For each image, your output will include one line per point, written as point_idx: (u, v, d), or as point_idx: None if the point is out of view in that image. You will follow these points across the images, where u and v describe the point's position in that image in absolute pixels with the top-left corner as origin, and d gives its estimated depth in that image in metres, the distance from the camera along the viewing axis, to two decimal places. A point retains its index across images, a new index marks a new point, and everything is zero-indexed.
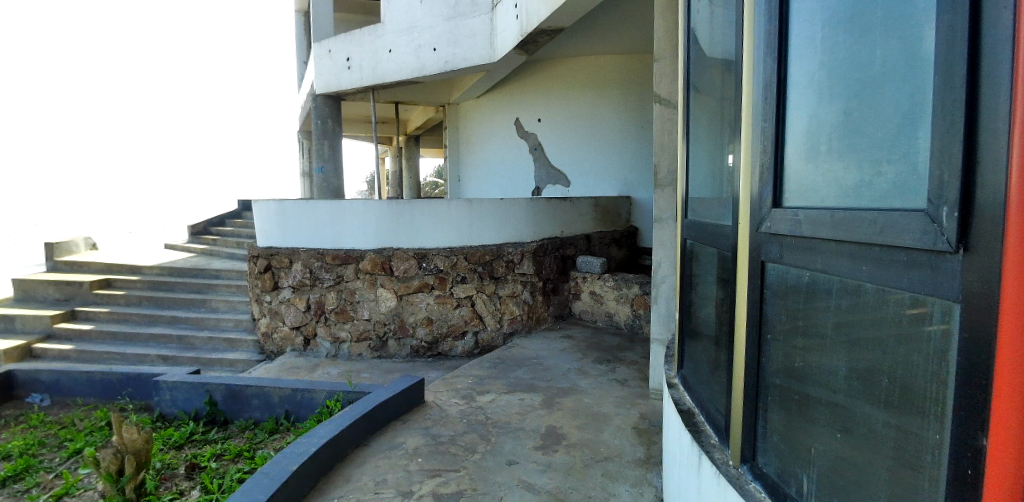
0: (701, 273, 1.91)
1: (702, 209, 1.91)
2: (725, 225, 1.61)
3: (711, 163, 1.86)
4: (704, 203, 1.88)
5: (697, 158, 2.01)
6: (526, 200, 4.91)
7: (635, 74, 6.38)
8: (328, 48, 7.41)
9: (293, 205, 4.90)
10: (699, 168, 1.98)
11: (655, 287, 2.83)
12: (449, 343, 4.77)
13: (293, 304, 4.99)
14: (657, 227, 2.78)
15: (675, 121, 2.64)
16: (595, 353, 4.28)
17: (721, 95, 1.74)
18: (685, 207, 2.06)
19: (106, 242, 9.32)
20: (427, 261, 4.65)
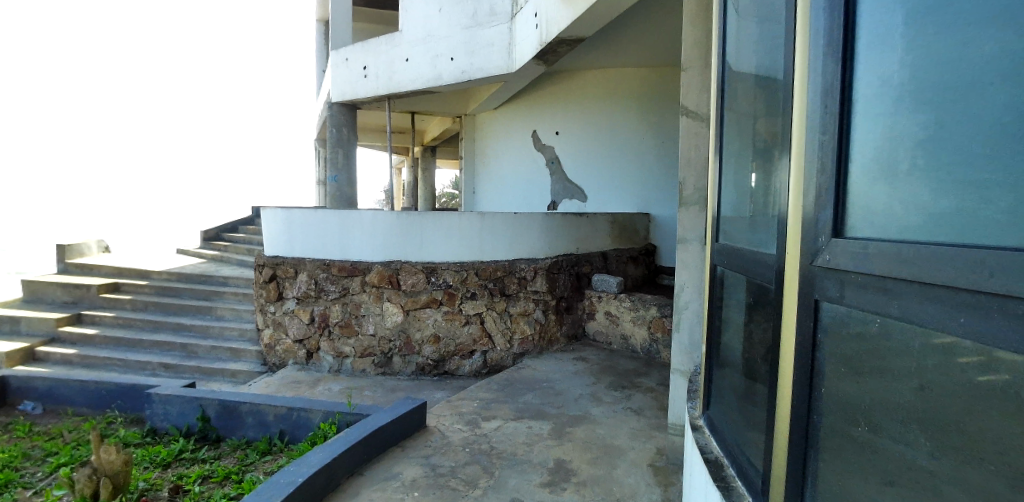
0: (731, 304, 1.69)
1: (733, 232, 1.69)
2: (762, 251, 1.40)
3: (744, 180, 1.65)
4: (735, 224, 1.67)
5: (728, 174, 1.80)
6: (541, 215, 4.73)
7: (658, 87, 6.21)
8: (345, 56, 7.38)
9: (300, 214, 4.79)
10: (729, 186, 1.77)
11: (677, 313, 2.62)
12: (456, 362, 4.58)
13: (297, 316, 4.86)
14: (680, 249, 2.57)
15: (702, 134, 2.44)
16: (609, 378, 4.04)
17: (758, 102, 1.54)
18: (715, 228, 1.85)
19: (119, 247, 9.37)
20: (436, 275, 4.49)
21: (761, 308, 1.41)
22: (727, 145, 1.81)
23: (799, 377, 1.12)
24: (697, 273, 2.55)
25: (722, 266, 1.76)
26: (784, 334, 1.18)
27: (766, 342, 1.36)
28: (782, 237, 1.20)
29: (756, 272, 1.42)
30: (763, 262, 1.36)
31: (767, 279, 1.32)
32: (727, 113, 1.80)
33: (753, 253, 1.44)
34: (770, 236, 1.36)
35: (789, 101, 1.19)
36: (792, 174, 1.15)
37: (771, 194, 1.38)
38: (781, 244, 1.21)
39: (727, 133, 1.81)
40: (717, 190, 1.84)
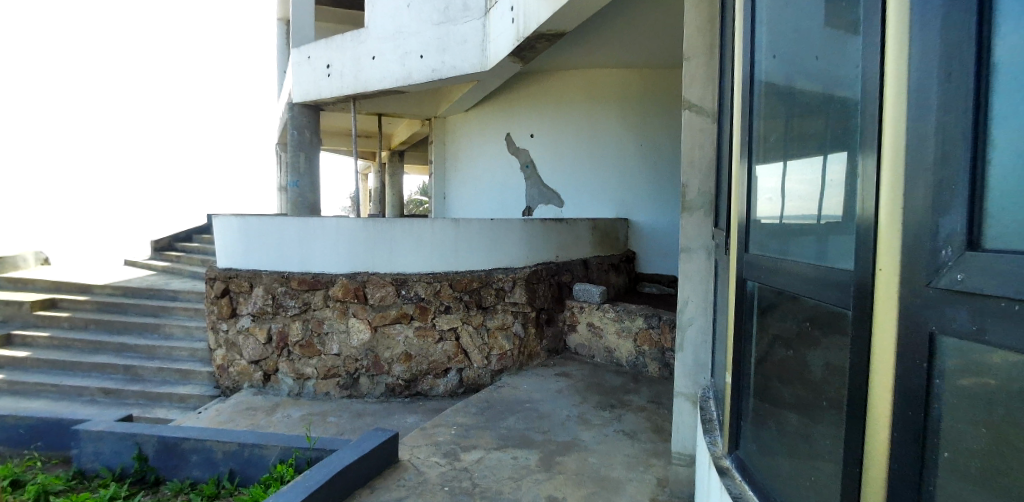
0: (767, 327, 1.42)
1: (773, 241, 1.42)
2: (820, 265, 1.13)
3: (780, 180, 1.39)
4: (775, 233, 1.40)
5: (754, 174, 1.54)
6: (520, 221, 4.43)
7: (636, 88, 6.06)
8: (307, 54, 6.94)
9: (255, 221, 4.33)
10: (762, 187, 1.51)
11: (680, 329, 2.37)
12: (429, 382, 4.22)
13: (252, 335, 4.40)
14: (683, 259, 2.32)
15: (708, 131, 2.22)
16: (596, 396, 3.77)
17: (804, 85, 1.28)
18: (744, 237, 1.58)
19: (61, 259, 8.62)
20: (407, 288, 4.13)
21: (820, 336, 1.14)
22: (756, 140, 1.55)
23: (903, 433, 0.84)
24: (703, 287, 2.30)
25: (756, 282, 1.49)
26: (874, 375, 0.90)
27: (834, 379, 1.08)
28: (863, 250, 0.93)
29: (812, 291, 1.15)
30: (824, 279, 1.09)
31: (839, 302, 1.04)
32: (757, 102, 1.55)
33: (807, 268, 1.17)
34: (836, 248, 1.09)
35: (872, 71, 0.92)
36: (881, 170, 0.88)
37: (835, 197, 1.12)
38: (861, 259, 0.94)
39: (755, 125, 1.56)
40: (744, 193, 1.59)
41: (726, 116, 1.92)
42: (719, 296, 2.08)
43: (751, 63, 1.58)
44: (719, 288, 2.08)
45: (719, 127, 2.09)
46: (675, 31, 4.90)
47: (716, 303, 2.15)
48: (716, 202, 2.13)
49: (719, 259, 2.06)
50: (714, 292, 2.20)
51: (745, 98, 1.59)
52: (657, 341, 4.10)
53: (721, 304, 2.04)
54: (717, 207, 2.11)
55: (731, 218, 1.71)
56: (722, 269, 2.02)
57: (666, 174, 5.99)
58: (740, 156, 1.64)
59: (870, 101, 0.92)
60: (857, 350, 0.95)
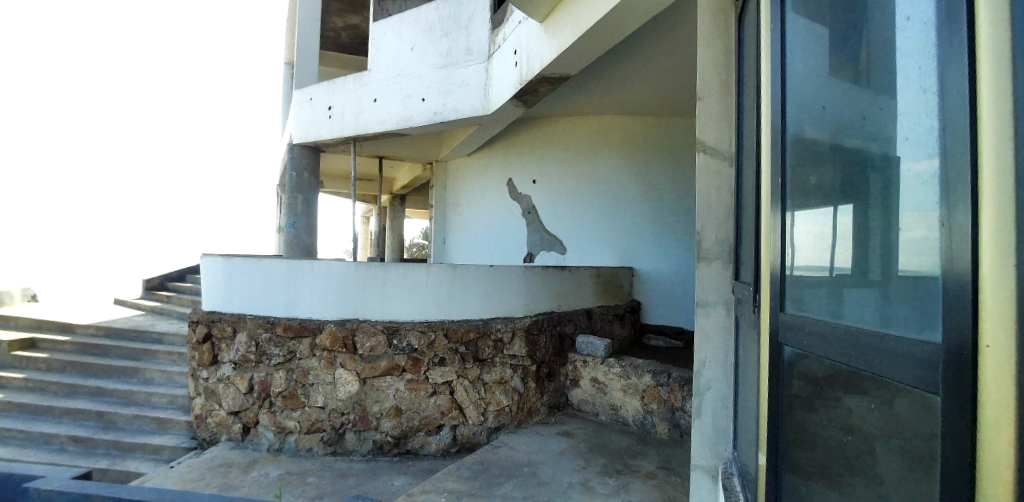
0: (811, 402, 1.20)
1: (818, 297, 1.19)
2: (880, 332, 0.93)
3: (819, 227, 1.22)
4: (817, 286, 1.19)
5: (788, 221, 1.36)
6: (520, 268, 4.25)
7: (639, 136, 6.03)
8: (310, 95, 7.01)
9: (242, 263, 4.15)
10: (799, 234, 1.31)
11: (697, 393, 2.14)
12: (419, 439, 3.90)
13: (233, 384, 4.13)
14: (699, 314, 2.13)
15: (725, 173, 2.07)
16: (601, 460, 3.45)
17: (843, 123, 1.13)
18: (780, 292, 1.37)
19: (49, 297, 8.39)
20: (399, 338, 3.90)
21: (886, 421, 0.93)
22: (792, 180, 1.36)
23: None
24: (723, 347, 2.09)
25: (797, 348, 1.27)
26: (983, 480, 0.66)
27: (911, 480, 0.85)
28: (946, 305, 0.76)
29: (874, 365, 0.93)
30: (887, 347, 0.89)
31: (910, 382, 0.83)
32: (789, 137, 1.37)
33: (866, 334, 0.96)
34: (901, 309, 0.88)
35: (955, 81, 0.72)
36: (974, 204, 0.67)
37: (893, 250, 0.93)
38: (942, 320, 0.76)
39: (789, 162, 1.37)
40: (777, 241, 1.40)
41: (747, 158, 1.77)
42: (742, 357, 1.87)
43: (781, 92, 1.41)
44: (741, 349, 1.88)
45: (738, 172, 1.95)
46: (682, 79, 4.89)
47: (739, 366, 1.94)
48: (738, 252, 1.93)
49: (741, 316, 1.86)
50: (736, 352, 1.98)
51: (776, 133, 1.42)
52: (665, 399, 3.82)
53: (745, 367, 1.83)
54: (739, 259, 1.91)
55: (761, 270, 1.51)
56: (745, 327, 1.82)
57: (670, 222, 5.87)
58: (772, 200, 1.45)
59: (956, 111, 0.71)
60: (951, 448, 0.72)
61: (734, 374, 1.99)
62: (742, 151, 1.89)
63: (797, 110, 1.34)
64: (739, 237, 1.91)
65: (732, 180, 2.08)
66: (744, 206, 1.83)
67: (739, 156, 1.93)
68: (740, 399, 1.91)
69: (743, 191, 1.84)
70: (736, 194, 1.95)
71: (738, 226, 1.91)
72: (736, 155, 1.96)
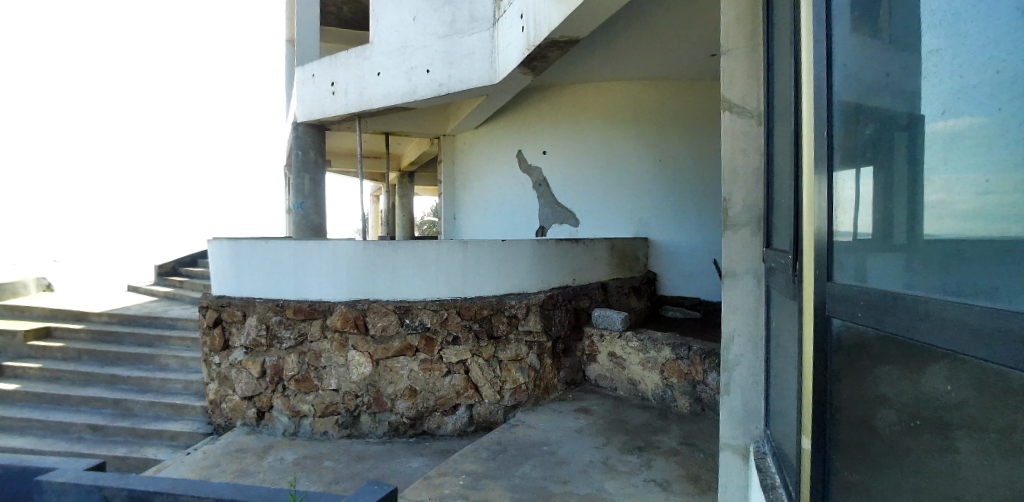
0: (864, 385, 1.06)
1: (877, 266, 1.00)
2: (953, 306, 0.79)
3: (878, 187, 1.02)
4: (876, 248, 1.01)
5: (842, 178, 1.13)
6: (533, 242, 4.10)
7: (653, 101, 5.77)
8: (311, 72, 6.80)
9: (248, 246, 4.05)
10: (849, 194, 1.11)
11: (725, 370, 2.00)
12: (435, 420, 3.84)
13: (245, 369, 4.08)
14: (728, 285, 1.97)
15: (753, 133, 1.90)
16: (621, 436, 3.36)
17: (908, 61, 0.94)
18: (829, 261, 1.17)
19: (65, 286, 8.45)
20: (411, 317, 3.80)
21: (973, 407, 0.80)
22: (840, 129, 1.14)
23: None
24: (754, 319, 1.94)
25: (849, 321, 1.09)
26: None
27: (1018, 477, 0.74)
28: (993, 268, 0.76)
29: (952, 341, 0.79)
30: (958, 322, 0.77)
31: (999, 361, 0.71)
32: (839, 78, 1.14)
33: (943, 309, 0.80)
34: (965, 275, 0.80)
35: None
36: None
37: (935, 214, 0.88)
38: (993, 286, 0.75)
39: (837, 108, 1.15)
40: (827, 204, 1.16)
41: (782, 113, 1.59)
42: (776, 328, 1.75)
43: (827, 24, 1.17)
44: (775, 322, 1.76)
45: (769, 130, 1.74)
46: (699, 40, 4.61)
47: (773, 339, 1.79)
48: (770, 218, 1.75)
49: (774, 286, 1.71)
50: (767, 322, 1.84)
51: (821, 74, 1.19)
52: (685, 373, 3.70)
53: (779, 340, 1.70)
54: (770, 225, 1.75)
55: (804, 236, 1.31)
56: (779, 297, 1.67)
57: (686, 190, 5.67)
58: (814, 154, 1.24)
59: None
60: None
61: (766, 348, 1.85)
62: (774, 107, 1.70)
63: (853, 45, 1.09)
64: (771, 201, 1.73)
65: (761, 140, 1.89)
66: (778, 167, 1.63)
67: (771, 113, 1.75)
68: (773, 377, 1.76)
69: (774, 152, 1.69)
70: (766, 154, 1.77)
71: (769, 190, 1.74)
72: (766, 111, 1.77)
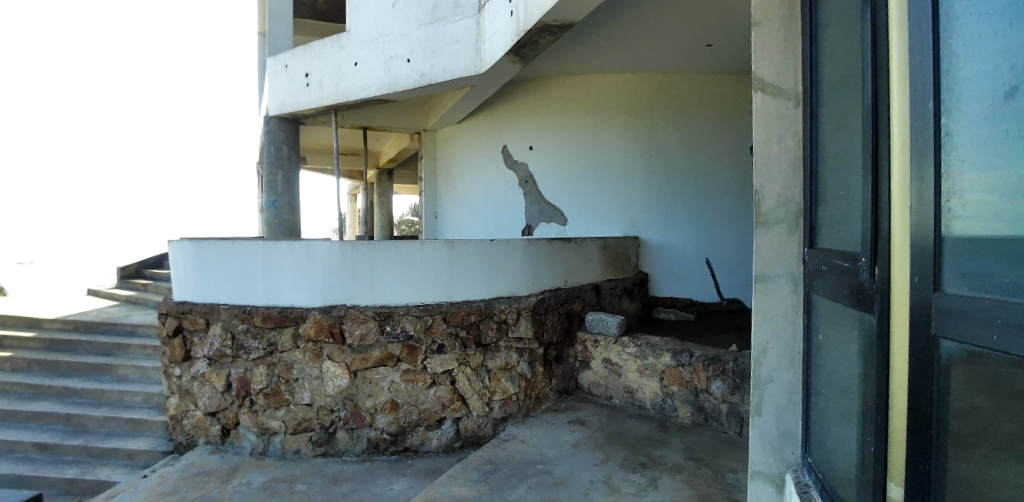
0: (973, 414, 0.90)
1: (1022, 279, 0.81)
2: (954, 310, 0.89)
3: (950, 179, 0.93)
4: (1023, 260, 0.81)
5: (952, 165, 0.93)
6: (523, 242, 3.84)
7: (643, 95, 5.57)
8: (284, 62, 6.41)
9: (211, 247, 3.69)
10: (973, 195, 0.90)
11: (757, 387, 1.84)
12: (419, 435, 3.54)
13: (208, 382, 3.72)
14: (759, 290, 1.82)
15: (789, 115, 1.77)
16: (621, 452, 3.11)
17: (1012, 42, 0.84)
18: (938, 266, 0.95)
19: (16, 289, 7.85)
20: (392, 324, 3.49)
21: (985, 415, 0.89)
22: (951, 109, 0.93)
23: None
24: (790, 330, 1.79)
25: (981, 347, 0.87)
26: None
27: (1017, 481, 0.84)
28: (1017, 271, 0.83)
29: None
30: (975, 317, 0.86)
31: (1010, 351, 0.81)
32: (957, 45, 0.92)
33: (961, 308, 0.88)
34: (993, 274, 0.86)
35: None
36: None
37: (959, 213, 0.91)
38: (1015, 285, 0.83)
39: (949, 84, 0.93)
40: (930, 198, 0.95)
41: (848, 92, 1.36)
42: (816, 340, 1.64)
43: None
44: (816, 336, 1.64)
45: (813, 113, 1.62)
46: (694, 29, 4.39)
47: (813, 353, 1.66)
48: (818, 217, 1.61)
49: (819, 294, 1.60)
50: (808, 336, 1.69)
51: (924, 40, 0.96)
52: (688, 381, 3.48)
53: (826, 354, 1.57)
54: (818, 227, 1.61)
55: (890, 235, 1.08)
56: (824, 305, 1.57)
57: (678, 187, 5.48)
58: (909, 139, 1.00)
59: None
60: None
61: (804, 363, 1.71)
62: (832, 86, 1.48)
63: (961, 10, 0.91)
64: (828, 197, 1.53)
65: (798, 124, 1.76)
66: (836, 157, 1.46)
67: (825, 95, 1.55)
68: (816, 396, 1.63)
69: (833, 140, 1.49)
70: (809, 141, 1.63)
71: (827, 183, 1.53)
72: (807, 92, 1.64)
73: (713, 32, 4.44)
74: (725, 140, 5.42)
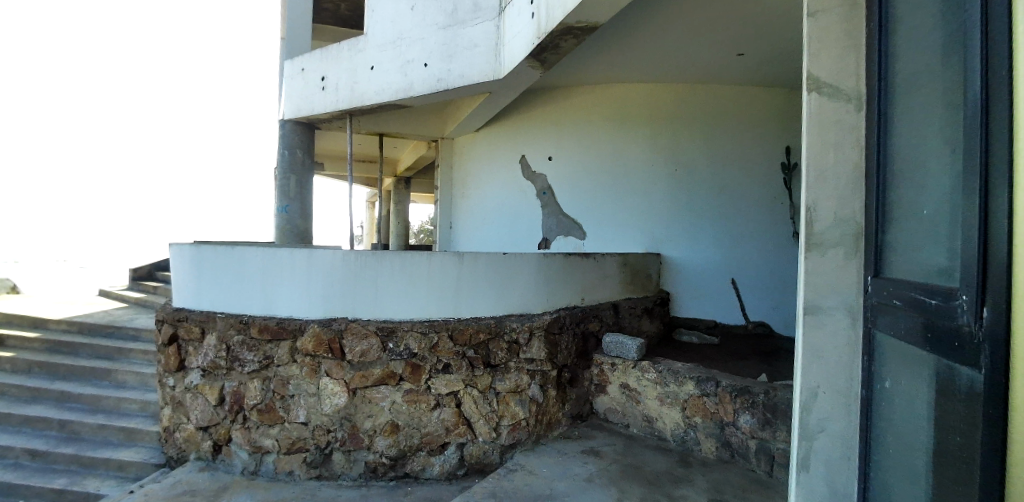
0: None
1: None
2: None
3: None
4: None
5: None
6: (538, 257, 3.61)
7: (668, 106, 5.34)
8: (301, 66, 6.33)
9: (211, 253, 3.52)
10: None
11: (805, 437, 1.56)
12: (420, 461, 3.29)
13: (201, 394, 3.54)
14: (809, 325, 1.55)
15: (849, 121, 1.51)
16: (639, 490, 2.82)
17: None
18: None
19: (31, 288, 7.85)
20: (395, 340, 3.27)
21: None
22: None
23: None
24: (847, 373, 1.52)
25: None
26: None
27: None
28: None
29: None
30: None
31: None
32: None
33: None
34: None
35: None
36: None
37: None
38: None
39: None
40: None
41: (942, 90, 1.11)
42: (881, 388, 1.35)
43: None
44: (880, 383, 1.36)
45: (882, 119, 1.36)
46: (723, 36, 4.15)
47: (875, 402, 1.38)
48: (885, 242, 1.34)
49: (885, 333, 1.32)
50: (869, 379, 1.42)
51: None
52: (712, 412, 3.18)
53: (896, 407, 1.29)
54: (886, 254, 1.34)
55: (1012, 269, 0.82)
56: (893, 347, 1.29)
57: (702, 203, 5.21)
58: None
59: None
60: None
61: (862, 414, 1.43)
62: (915, 85, 1.23)
63: None
64: (902, 217, 1.26)
65: (860, 130, 1.50)
66: (916, 170, 1.20)
67: (901, 96, 1.29)
68: (880, 454, 1.35)
69: (911, 149, 1.24)
70: (875, 151, 1.37)
71: (902, 201, 1.27)
72: (875, 94, 1.39)
73: (743, 40, 4.19)
74: (753, 154, 5.16)
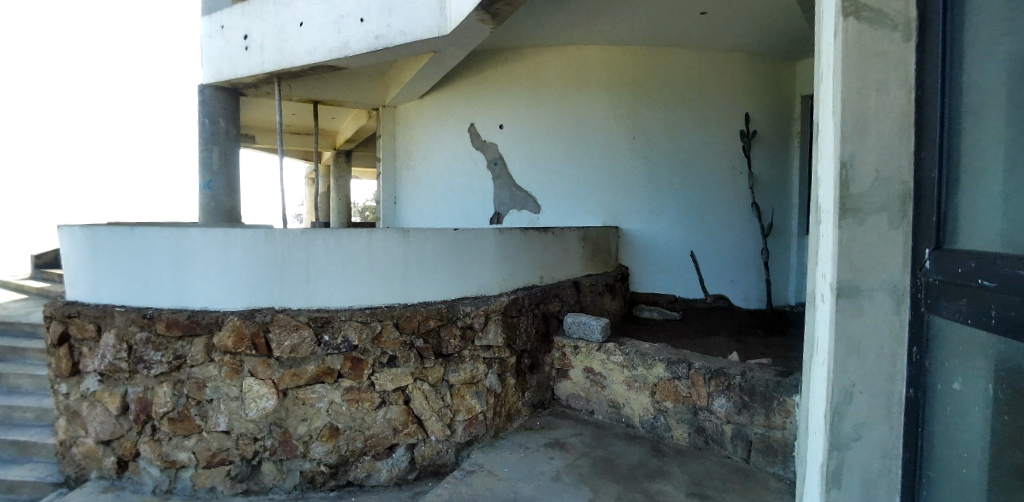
0: None
1: None
2: None
3: None
4: None
5: None
6: (494, 233, 3.25)
7: (626, 71, 5.02)
8: (220, 23, 5.57)
9: (105, 235, 2.94)
10: None
11: (836, 448, 1.31)
12: (364, 467, 2.93)
13: (100, 403, 3.00)
14: (845, 309, 1.30)
15: (893, 55, 1.24)
16: (613, 487, 2.58)
17: None
18: None
19: None
20: (331, 332, 2.84)
21: None
22: None
23: None
24: (887, 370, 1.27)
25: None
26: None
27: None
28: None
29: None
30: None
31: None
32: None
33: None
34: None
35: None
36: None
37: None
38: None
39: None
40: None
41: None
42: (944, 388, 1.10)
43: None
44: (944, 383, 1.10)
45: (952, 49, 1.10)
46: None
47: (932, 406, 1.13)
48: (954, 202, 1.09)
49: (950, 319, 1.07)
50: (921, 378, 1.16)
51: None
52: (685, 397, 2.96)
53: (967, 412, 1.04)
54: (956, 221, 1.09)
55: None
56: (965, 338, 1.03)
57: (663, 173, 4.99)
58: None
59: None
60: None
61: (912, 418, 1.18)
62: None
63: None
64: (990, 172, 1.00)
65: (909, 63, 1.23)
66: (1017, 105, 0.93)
67: (985, 17, 1.01)
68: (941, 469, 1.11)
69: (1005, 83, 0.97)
70: (940, 91, 1.12)
71: (990, 153, 1.00)
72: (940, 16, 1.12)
73: None
74: (712, 123, 4.97)
